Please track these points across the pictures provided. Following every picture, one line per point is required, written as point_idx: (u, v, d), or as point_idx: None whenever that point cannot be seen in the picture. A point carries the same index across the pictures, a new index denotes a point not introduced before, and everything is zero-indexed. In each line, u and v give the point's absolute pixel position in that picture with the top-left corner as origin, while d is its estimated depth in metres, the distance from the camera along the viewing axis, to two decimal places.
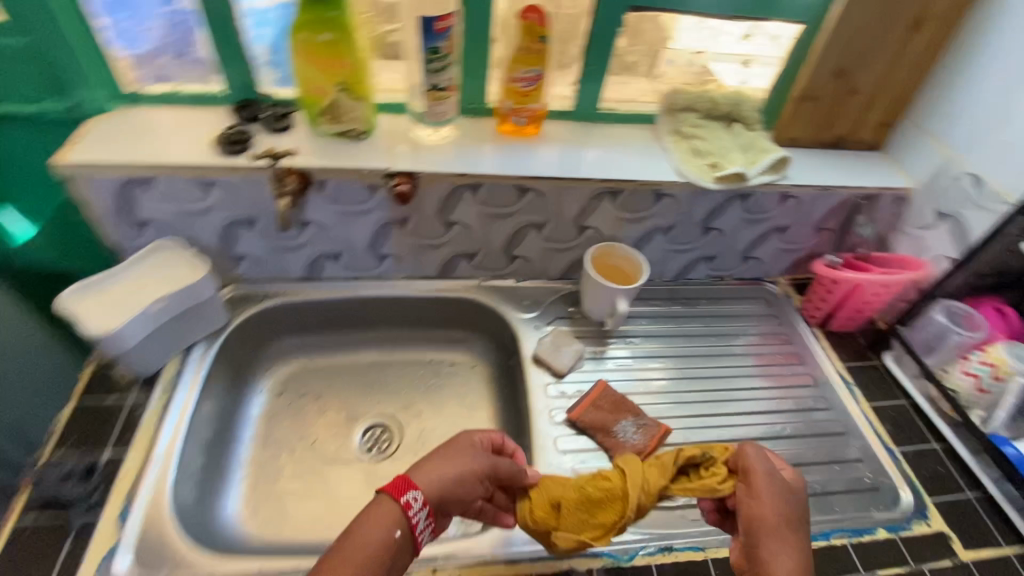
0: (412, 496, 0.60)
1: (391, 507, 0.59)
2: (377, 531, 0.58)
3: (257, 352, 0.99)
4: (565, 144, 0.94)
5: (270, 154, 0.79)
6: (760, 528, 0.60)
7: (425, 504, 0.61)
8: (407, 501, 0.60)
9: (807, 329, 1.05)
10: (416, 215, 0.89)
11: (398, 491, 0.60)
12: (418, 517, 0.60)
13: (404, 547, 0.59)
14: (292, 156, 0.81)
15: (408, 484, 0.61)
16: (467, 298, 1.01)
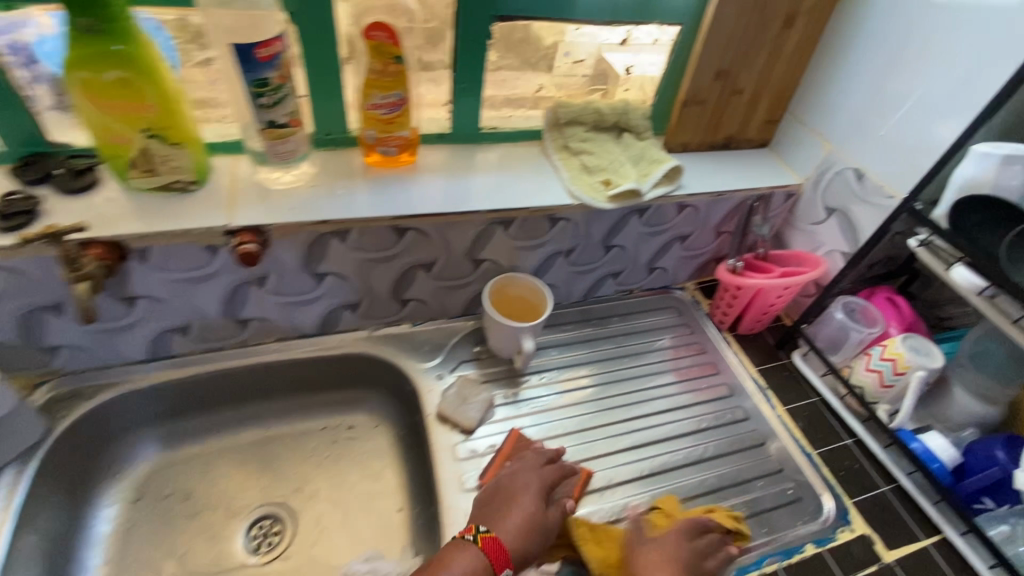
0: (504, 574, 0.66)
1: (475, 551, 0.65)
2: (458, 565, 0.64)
3: (100, 455, 0.81)
4: (445, 173, 0.84)
5: (45, 234, 0.61)
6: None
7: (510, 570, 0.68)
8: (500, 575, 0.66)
9: (718, 335, 1.03)
10: (277, 272, 0.76)
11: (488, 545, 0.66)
12: None
13: None
14: (84, 230, 0.64)
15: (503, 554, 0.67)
16: (356, 354, 0.89)
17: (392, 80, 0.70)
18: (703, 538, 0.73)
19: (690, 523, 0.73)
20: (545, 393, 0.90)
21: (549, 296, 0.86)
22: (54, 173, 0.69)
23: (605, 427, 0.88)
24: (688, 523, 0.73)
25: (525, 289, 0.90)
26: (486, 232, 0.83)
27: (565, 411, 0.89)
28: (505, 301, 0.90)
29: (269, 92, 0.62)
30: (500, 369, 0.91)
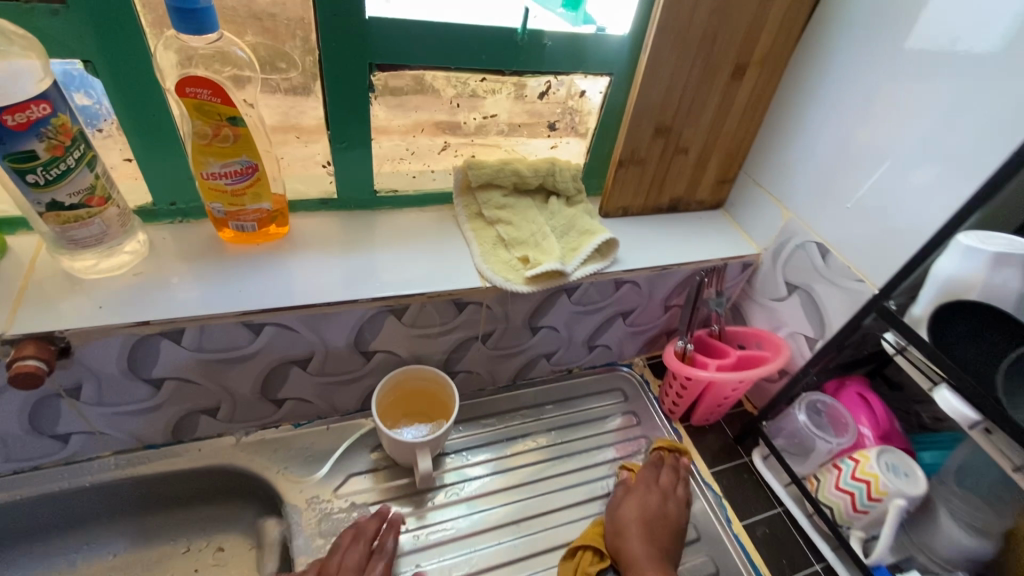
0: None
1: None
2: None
3: None
4: (327, 248, 0.69)
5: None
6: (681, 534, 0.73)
7: None
8: None
9: (669, 427, 0.88)
10: (92, 381, 0.59)
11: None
12: None
13: None
14: None
15: None
16: (221, 465, 0.72)
17: (231, 145, 0.55)
18: (663, 472, 0.78)
19: (647, 465, 0.79)
20: (452, 514, 0.74)
21: (456, 395, 0.72)
22: None
23: (523, 560, 0.72)
24: (647, 468, 0.78)
25: (426, 383, 0.75)
26: (374, 321, 0.67)
27: (474, 538, 0.72)
28: (400, 398, 0.76)
29: (40, 168, 0.47)
30: (401, 482, 0.75)
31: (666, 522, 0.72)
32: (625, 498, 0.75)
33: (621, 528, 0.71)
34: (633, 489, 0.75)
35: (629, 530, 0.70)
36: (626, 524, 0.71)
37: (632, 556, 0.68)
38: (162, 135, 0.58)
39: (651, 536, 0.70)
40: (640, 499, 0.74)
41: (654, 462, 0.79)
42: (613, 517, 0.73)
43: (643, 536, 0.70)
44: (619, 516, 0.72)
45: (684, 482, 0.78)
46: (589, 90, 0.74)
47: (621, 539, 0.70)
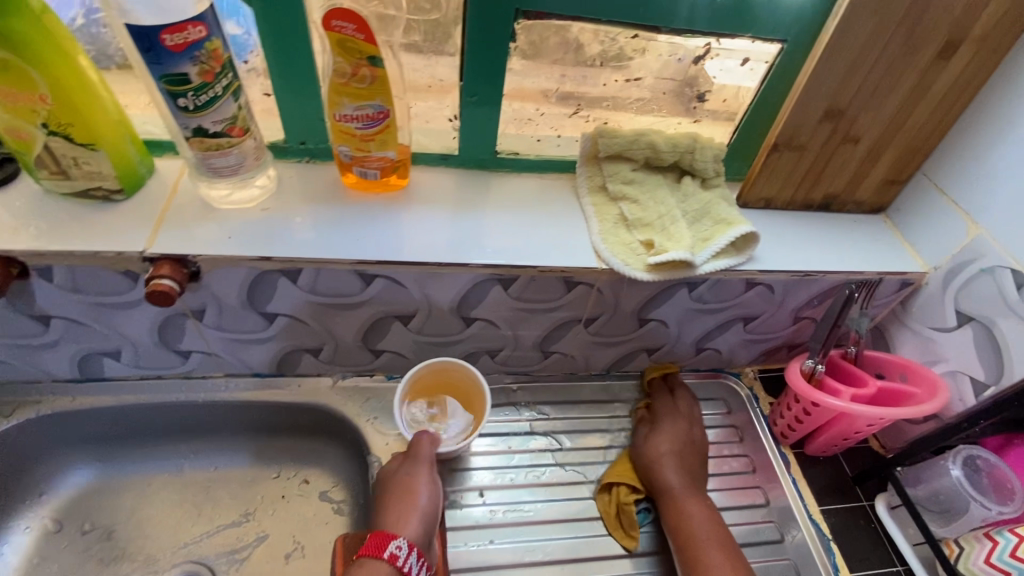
0: (395, 546, 0.58)
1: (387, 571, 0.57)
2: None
3: (21, 479, 0.71)
4: (442, 204, 0.66)
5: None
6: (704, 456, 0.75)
7: (412, 547, 0.59)
8: (392, 552, 0.57)
9: (776, 450, 0.79)
10: (215, 306, 0.62)
11: (378, 544, 0.58)
12: (409, 563, 0.58)
13: None
14: None
15: (387, 536, 0.59)
16: (316, 403, 0.74)
17: (369, 88, 0.53)
18: (682, 397, 0.79)
19: (659, 395, 0.79)
20: (529, 499, 0.72)
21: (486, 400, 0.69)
22: None
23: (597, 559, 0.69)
24: (660, 398, 0.79)
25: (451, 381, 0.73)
26: (479, 287, 0.64)
27: (543, 524, 0.71)
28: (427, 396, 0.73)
29: (191, 93, 0.48)
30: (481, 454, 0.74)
31: (695, 451, 0.74)
32: (649, 431, 0.75)
33: (654, 460, 0.72)
34: (657, 422, 0.76)
35: (663, 460, 0.72)
36: (660, 456, 0.72)
37: (671, 486, 0.70)
38: (302, 72, 0.58)
39: (684, 463, 0.72)
40: (667, 429, 0.75)
41: (663, 391, 0.80)
42: (641, 448, 0.74)
43: (677, 466, 0.72)
44: (652, 447, 0.73)
45: (695, 405, 0.80)
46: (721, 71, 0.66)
47: (655, 470, 0.72)
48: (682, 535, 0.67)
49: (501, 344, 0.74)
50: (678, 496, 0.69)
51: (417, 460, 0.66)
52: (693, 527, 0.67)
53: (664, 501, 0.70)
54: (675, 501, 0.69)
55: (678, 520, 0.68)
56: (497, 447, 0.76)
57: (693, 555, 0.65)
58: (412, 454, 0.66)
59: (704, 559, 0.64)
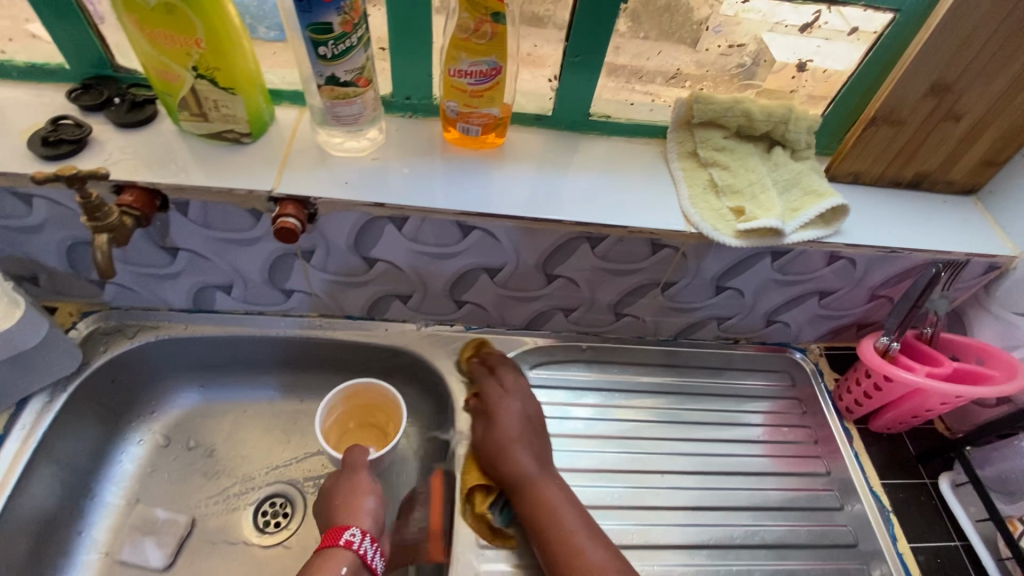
0: (350, 533, 0.63)
1: (346, 556, 0.62)
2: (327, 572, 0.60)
3: (135, 396, 0.78)
4: (535, 162, 0.69)
5: (55, 178, 0.48)
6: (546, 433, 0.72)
7: (366, 532, 0.64)
8: (348, 538, 0.63)
9: (841, 425, 0.81)
10: (324, 248, 0.67)
11: (336, 534, 0.64)
12: (365, 548, 0.63)
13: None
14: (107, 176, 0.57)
15: (341, 526, 0.64)
16: (400, 347, 0.80)
17: (486, 43, 0.56)
18: (500, 375, 0.75)
19: (482, 378, 0.75)
20: (597, 448, 0.76)
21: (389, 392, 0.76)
22: (113, 101, 0.62)
23: (661, 509, 0.73)
24: (487, 383, 0.75)
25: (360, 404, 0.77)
26: (568, 245, 0.67)
27: (611, 473, 0.75)
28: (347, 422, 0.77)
29: (330, 42, 0.51)
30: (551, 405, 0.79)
31: (534, 428, 0.71)
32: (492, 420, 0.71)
33: (503, 450, 0.69)
34: (493, 411, 0.72)
35: (510, 447, 0.69)
36: (510, 446, 0.69)
37: (525, 473, 0.67)
38: (420, 26, 0.61)
39: (532, 448, 0.69)
40: (506, 415, 0.71)
41: (483, 374, 0.76)
42: (488, 440, 0.70)
43: (523, 451, 0.68)
44: (496, 436, 0.70)
45: (518, 379, 0.77)
46: (818, 57, 0.67)
47: (504, 461, 0.68)
48: (543, 527, 0.63)
49: (577, 303, 0.77)
50: (531, 480, 0.66)
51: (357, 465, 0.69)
52: (552, 514, 0.64)
53: (518, 492, 0.67)
54: (530, 491, 0.66)
55: (537, 510, 0.65)
56: (566, 401, 0.79)
57: (559, 544, 0.62)
58: (348, 463, 0.69)
59: (572, 545, 0.61)
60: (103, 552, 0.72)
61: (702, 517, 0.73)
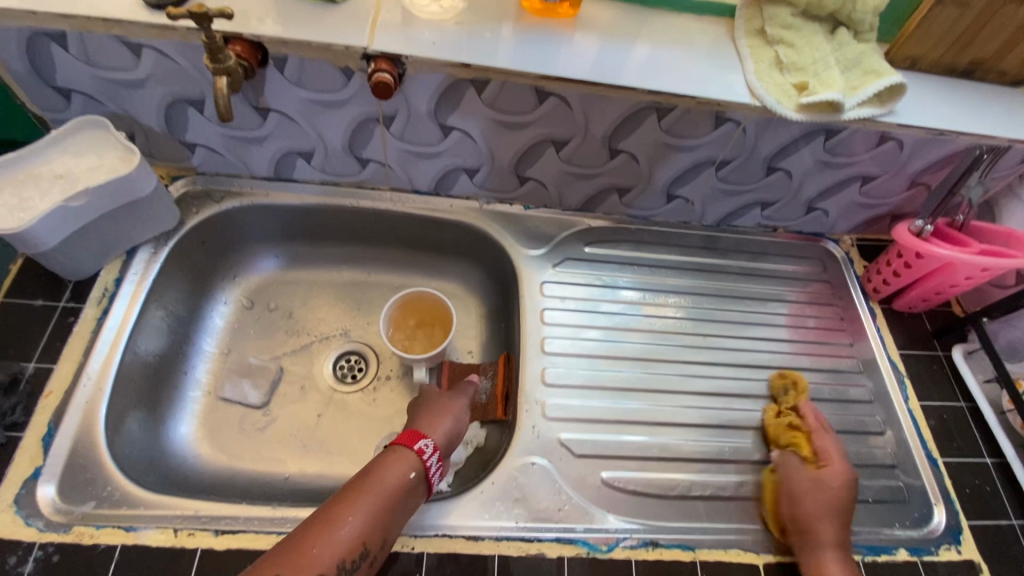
0: (423, 443, 0.64)
1: (413, 460, 0.63)
2: (394, 474, 0.60)
3: (222, 258, 0.85)
4: (606, 35, 0.71)
5: (188, 14, 0.52)
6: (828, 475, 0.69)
7: (436, 449, 0.65)
8: (420, 448, 0.64)
9: (865, 304, 0.89)
10: (406, 115, 0.71)
11: (410, 440, 0.64)
12: (430, 462, 0.64)
13: (418, 488, 0.62)
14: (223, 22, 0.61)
15: (419, 434, 0.65)
16: (465, 222, 0.86)
17: None
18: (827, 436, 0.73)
19: (819, 431, 0.73)
20: (645, 314, 0.85)
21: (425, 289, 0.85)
22: None
23: (700, 367, 0.82)
24: (823, 438, 0.72)
25: (415, 302, 0.86)
26: (636, 115, 0.70)
27: (655, 334, 0.83)
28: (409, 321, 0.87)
29: None
30: (604, 278, 0.86)
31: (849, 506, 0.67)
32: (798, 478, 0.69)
33: (812, 511, 0.65)
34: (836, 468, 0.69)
35: (831, 515, 0.65)
36: (822, 511, 0.66)
37: (830, 541, 0.64)
38: None
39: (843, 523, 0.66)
40: (826, 476, 0.68)
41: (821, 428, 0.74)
42: (812, 490, 0.68)
43: (837, 520, 0.65)
44: (808, 492, 0.67)
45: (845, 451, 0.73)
46: None
47: (813, 525, 0.65)
48: None
49: (634, 183, 0.82)
50: (823, 544, 0.64)
51: (452, 395, 0.75)
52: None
53: (805, 549, 0.64)
54: (821, 557, 0.63)
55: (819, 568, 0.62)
56: (616, 274, 0.86)
57: None
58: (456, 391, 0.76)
59: None
60: (206, 391, 0.81)
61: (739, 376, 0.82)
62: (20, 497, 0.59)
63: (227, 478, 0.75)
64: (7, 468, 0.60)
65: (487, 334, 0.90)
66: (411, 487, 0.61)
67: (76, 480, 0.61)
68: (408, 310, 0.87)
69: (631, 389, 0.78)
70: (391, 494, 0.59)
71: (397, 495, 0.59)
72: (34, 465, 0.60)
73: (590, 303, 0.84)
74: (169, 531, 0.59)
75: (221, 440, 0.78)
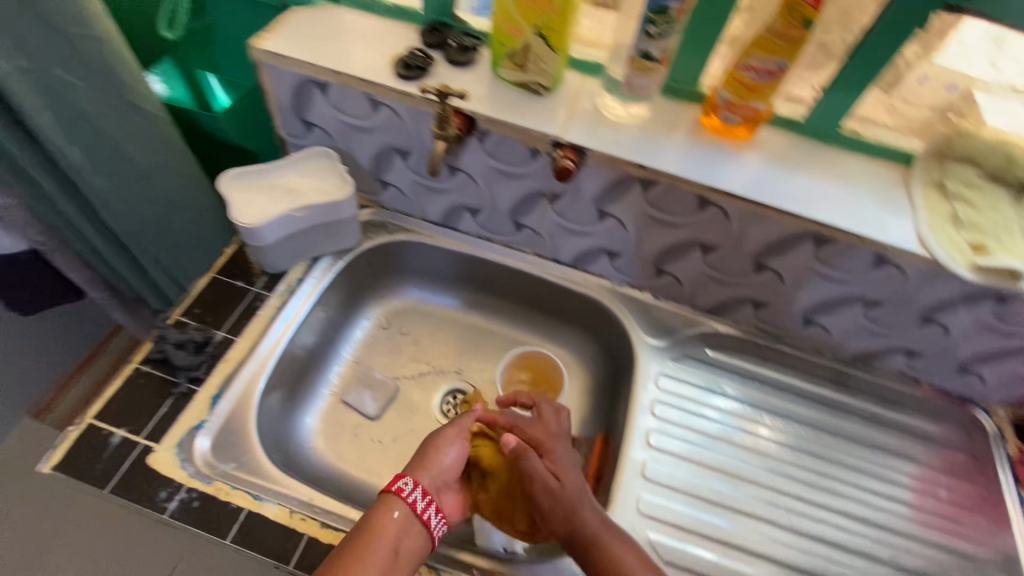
0: (403, 483, 0.62)
1: (396, 503, 0.60)
2: (381, 522, 0.59)
3: (377, 281, 0.97)
4: (777, 160, 0.74)
5: (436, 90, 0.72)
6: (554, 453, 0.68)
7: (418, 483, 0.62)
8: (400, 486, 0.61)
9: (1014, 490, 0.79)
10: (572, 195, 0.78)
11: (389, 483, 0.62)
12: (415, 496, 0.61)
13: (412, 527, 0.60)
14: (463, 98, 0.73)
15: (398, 474, 0.63)
16: (595, 298, 0.90)
17: (785, 45, 0.63)
18: (547, 410, 0.74)
19: (529, 419, 0.73)
20: (754, 433, 0.82)
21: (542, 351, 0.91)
22: (448, 45, 0.78)
23: (806, 506, 0.77)
24: (529, 424, 0.72)
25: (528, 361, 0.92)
26: (793, 240, 0.72)
27: (762, 458, 0.80)
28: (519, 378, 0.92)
29: (660, 23, 0.61)
30: (720, 385, 0.86)
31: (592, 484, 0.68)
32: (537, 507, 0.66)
33: (573, 506, 0.63)
34: (552, 457, 0.68)
35: (582, 498, 0.64)
36: (575, 500, 0.64)
37: (595, 533, 0.62)
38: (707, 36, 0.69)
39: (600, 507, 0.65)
40: (562, 462, 0.67)
41: (534, 413, 0.74)
42: (552, 487, 0.64)
43: (591, 506, 0.64)
44: (567, 482, 0.65)
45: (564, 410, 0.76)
46: None
47: (574, 514, 0.63)
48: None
49: (773, 300, 0.82)
50: (598, 533, 0.62)
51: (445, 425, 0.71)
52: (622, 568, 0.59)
53: (587, 548, 0.61)
54: (605, 545, 0.61)
55: (607, 568, 0.59)
56: (733, 385, 0.86)
57: None
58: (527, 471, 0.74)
59: None
60: (334, 391, 0.90)
61: (848, 527, 0.76)
62: (181, 442, 0.68)
63: (331, 476, 0.82)
64: (178, 416, 0.70)
65: (586, 411, 0.92)
66: (404, 528, 0.59)
67: (225, 440, 0.70)
68: (522, 367, 0.92)
69: (725, 505, 0.76)
70: (386, 544, 0.57)
71: (392, 541, 0.58)
72: (199, 416, 0.70)
73: (699, 407, 0.83)
74: (285, 509, 0.66)
75: (334, 440, 0.86)
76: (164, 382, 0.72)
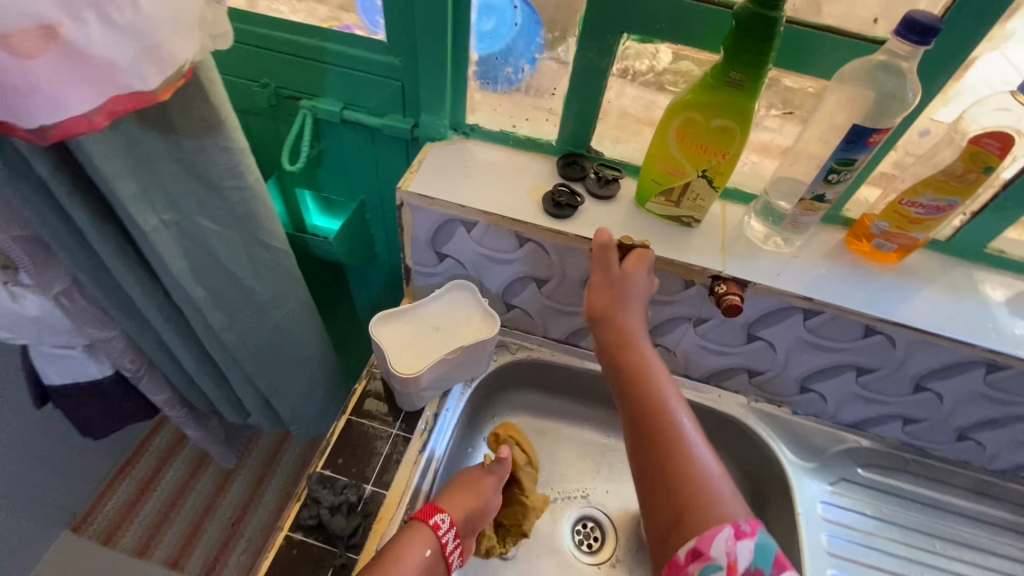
0: (439, 518, 0.65)
1: (428, 538, 0.63)
2: (412, 554, 0.61)
3: (494, 400, 0.93)
4: (931, 281, 0.74)
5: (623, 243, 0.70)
6: (629, 279, 0.68)
7: (452, 525, 0.65)
8: (436, 522, 0.64)
9: None
10: (722, 321, 0.77)
11: (424, 513, 0.65)
12: (446, 538, 0.64)
13: (434, 563, 0.63)
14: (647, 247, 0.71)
15: (435, 508, 0.66)
16: (734, 417, 0.87)
17: (961, 186, 0.63)
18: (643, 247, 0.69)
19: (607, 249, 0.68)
20: (918, 559, 0.81)
21: None
22: (589, 176, 0.78)
23: None
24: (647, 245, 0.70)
25: None
26: (962, 365, 0.71)
27: None
28: None
29: (842, 171, 0.62)
30: (869, 505, 0.84)
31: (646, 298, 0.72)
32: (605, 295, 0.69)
33: (627, 339, 0.68)
34: (636, 262, 0.69)
35: (637, 304, 0.69)
36: (630, 298, 0.68)
37: (647, 371, 0.67)
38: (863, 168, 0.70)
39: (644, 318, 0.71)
40: (641, 266, 0.69)
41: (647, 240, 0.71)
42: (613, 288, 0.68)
43: (642, 315, 0.70)
44: (631, 293, 0.68)
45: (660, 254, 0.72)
46: None
47: (620, 314, 0.68)
48: (651, 414, 0.64)
49: (927, 417, 0.80)
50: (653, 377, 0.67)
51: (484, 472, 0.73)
52: (668, 414, 0.64)
53: (628, 362, 0.68)
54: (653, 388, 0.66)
55: (649, 405, 0.65)
56: (889, 509, 0.84)
57: (678, 482, 0.59)
58: None
59: (697, 470, 0.60)
60: None
61: None
62: None
63: None
64: None
65: None
66: (427, 564, 0.62)
67: None
68: None
69: None
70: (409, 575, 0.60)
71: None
72: None
73: (870, 538, 0.82)
74: None
75: None
76: (320, 551, 0.67)
